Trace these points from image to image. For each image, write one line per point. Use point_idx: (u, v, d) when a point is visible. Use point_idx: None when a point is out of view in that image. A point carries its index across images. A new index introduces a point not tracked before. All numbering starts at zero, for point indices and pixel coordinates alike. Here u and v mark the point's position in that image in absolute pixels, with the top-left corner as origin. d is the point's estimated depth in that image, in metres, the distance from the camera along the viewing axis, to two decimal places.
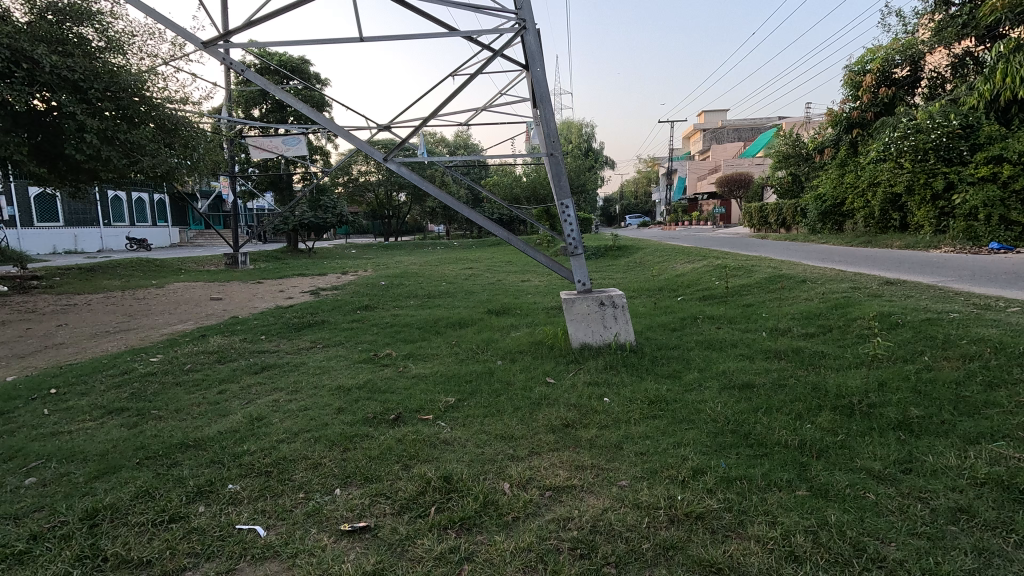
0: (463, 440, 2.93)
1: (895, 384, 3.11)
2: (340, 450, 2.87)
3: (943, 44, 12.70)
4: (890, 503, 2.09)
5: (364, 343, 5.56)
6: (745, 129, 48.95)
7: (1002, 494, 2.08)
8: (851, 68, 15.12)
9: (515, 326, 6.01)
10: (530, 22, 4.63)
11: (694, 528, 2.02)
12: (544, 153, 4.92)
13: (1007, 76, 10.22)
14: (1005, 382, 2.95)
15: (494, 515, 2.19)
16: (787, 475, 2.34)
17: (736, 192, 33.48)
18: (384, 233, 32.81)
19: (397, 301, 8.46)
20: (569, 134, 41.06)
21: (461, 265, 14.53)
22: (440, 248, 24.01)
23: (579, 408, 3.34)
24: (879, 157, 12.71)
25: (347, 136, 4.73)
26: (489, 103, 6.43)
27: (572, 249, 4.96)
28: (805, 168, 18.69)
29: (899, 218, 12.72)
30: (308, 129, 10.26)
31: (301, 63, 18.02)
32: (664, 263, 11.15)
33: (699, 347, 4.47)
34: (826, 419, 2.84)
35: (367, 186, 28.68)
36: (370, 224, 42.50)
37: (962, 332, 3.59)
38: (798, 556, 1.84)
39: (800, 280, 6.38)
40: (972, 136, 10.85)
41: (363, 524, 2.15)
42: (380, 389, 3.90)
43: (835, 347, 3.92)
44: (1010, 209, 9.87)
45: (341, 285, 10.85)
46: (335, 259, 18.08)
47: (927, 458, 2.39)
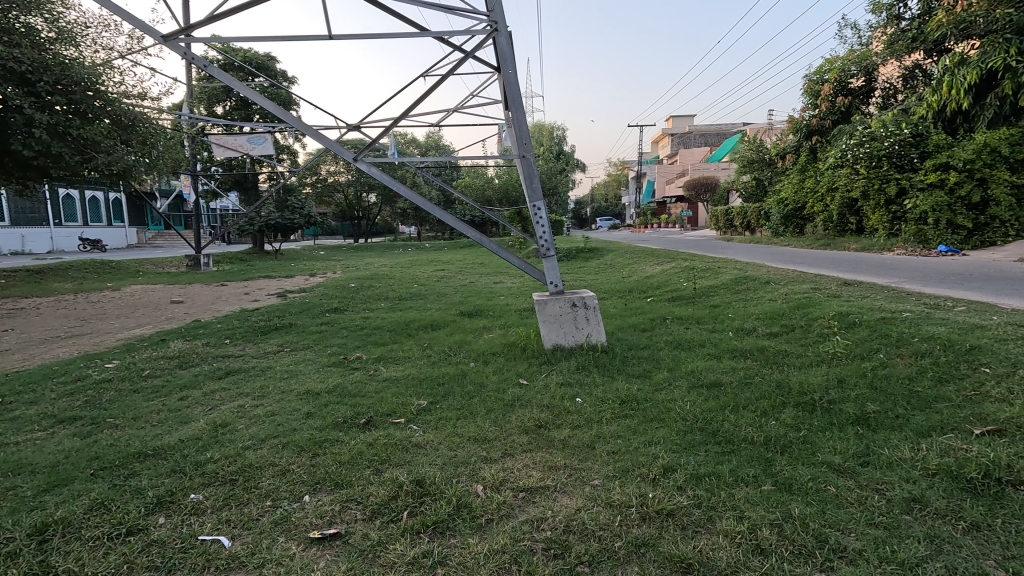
0: (436, 443, 2.90)
1: (853, 380, 3.24)
2: (309, 456, 2.81)
3: (895, 56, 13.30)
4: (849, 495, 2.18)
5: (333, 346, 5.46)
6: (712, 134, 50.67)
7: (952, 484, 2.18)
8: (810, 77, 15.72)
9: (488, 328, 6.01)
10: (502, 24, 4.64)
11: (665, 525, 2.06)
12: (516, 155, 4.92)
13: (952, 89, 10.92)
14: (954, 376, 3.11)
15: (467, 518, 2.18)
16: (754, 471, 2.40)
17: (703, 195, 34.27)
18: (354, 235, 32.28)
19: (368, 303, 8.36)
20: (540, 136, 41.30)
21: (433, 266, 14.44)
22: (412, 248, 23.81)
23: (552, 408, 3.36)
24: (836, 164, 13.27)
25: (315, 135, 4.63)
26: (461, 104, 6.42)
27: (544, 251, 4.98)
28: (768, 173, 19.31)
29: (856, 221, 13.30)
30: (273, 127, 10.04)
31: (268, 60, 17.63)
32: (633, 265, 11.32)
33: (668, 347, 4.56)
34: (789, 416, 2.94)
35: (337, 186, 28.21)
36: (339, 224, 41.78)
37: (913, 331, 3.77)
38: (764, 549, 1.89)
39: (764, 281, 6.62)
40: (922, 144, 11.40)
41: (333, 531, 2.11)
42: (351, 393, 3.84)
43: (798, 346, 4.05)
44: (956, 214, 10.47)
45: (310, 287, 10.60)
46: (303, 261, 17.70)
47: (883, 451, 2.50)
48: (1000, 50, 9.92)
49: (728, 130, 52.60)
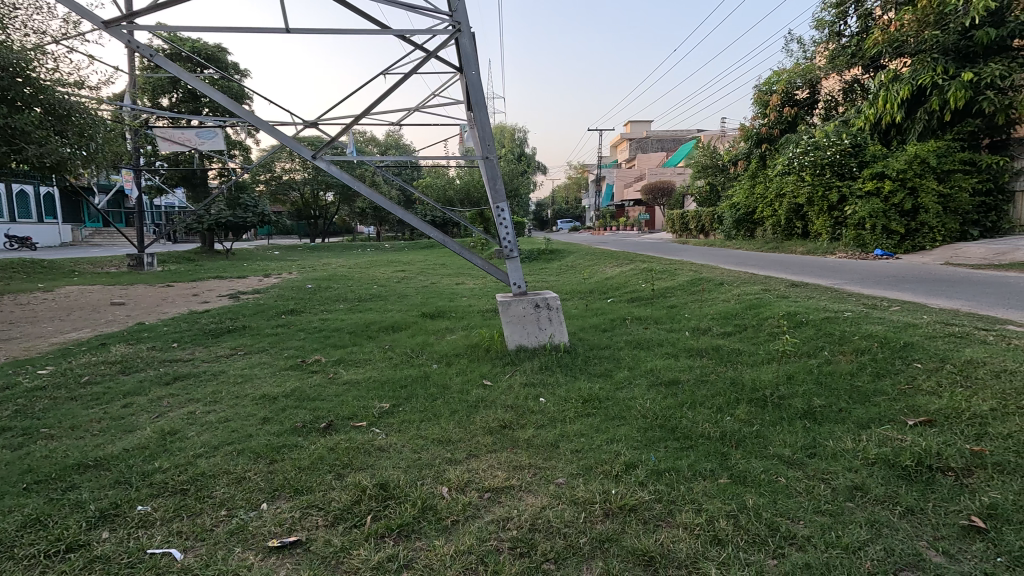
0: (400, 446, 2.87)
1: (801, 377, 3.42)
2: (266, 462, 2.72)
3: (836, 70, 14.11)
4: (798, 485, 2.30)
5: (290, 349, 5.29)
6: (668, 140, 52.51)
7: (889, 472, 2.34)
8: (759, 88, 16.48)
9: (451, 329, 5.99)
10: (465, 25, 4.63)
11: (628, 520, 2.11)
12: (479, 156, 4.92)
13: (887, 103, 11.58)
14: (889, 372, 3.32)
15: (432, 520, 2.16)
16: (710, 465, 2.50)
17: (660, 200, 35.39)
18: (310, 234, 31.39)
19: (326, 305, 8.16)
20: (502, 138, 41.32)
21: (394, 267, 14.26)
22: (371, 249, 23.38)
23: (516, 408, 3.38)
24: (784, 171, 13.94)
25: (271, 131, 4.49)
26: (422, 103, 6.34)
27: (507, 252, 5.00)
28: (721, 179, 20.05)
29: (802, 226, 13.96)
30: (224, 122, 9.65)
31: (218, 51, 16.92)
32: (593, 266, 11.56)
33: (628, 347, 4.67)
34: (743, 412, 3.07)
35: (292, 185, 27.36)
36: (295, 224, 40.53)
37: (854, 329, 4.01)
38: (721, 539, 1.97)
39: (717, 282, 6.90)
40: (860, 154, 12.15)
41: (293, 539, 2.05)
42: (310, 397, 3.74)
43: (750, 344, 4.25)
44: (890, 220, 11.20)
45: (264, 288, 10.27)
46: (256, 261, 17.07)
47: (828, 442, 2.65)
48: (929, 68, 10.70)
49: (683, 136, 54.33)
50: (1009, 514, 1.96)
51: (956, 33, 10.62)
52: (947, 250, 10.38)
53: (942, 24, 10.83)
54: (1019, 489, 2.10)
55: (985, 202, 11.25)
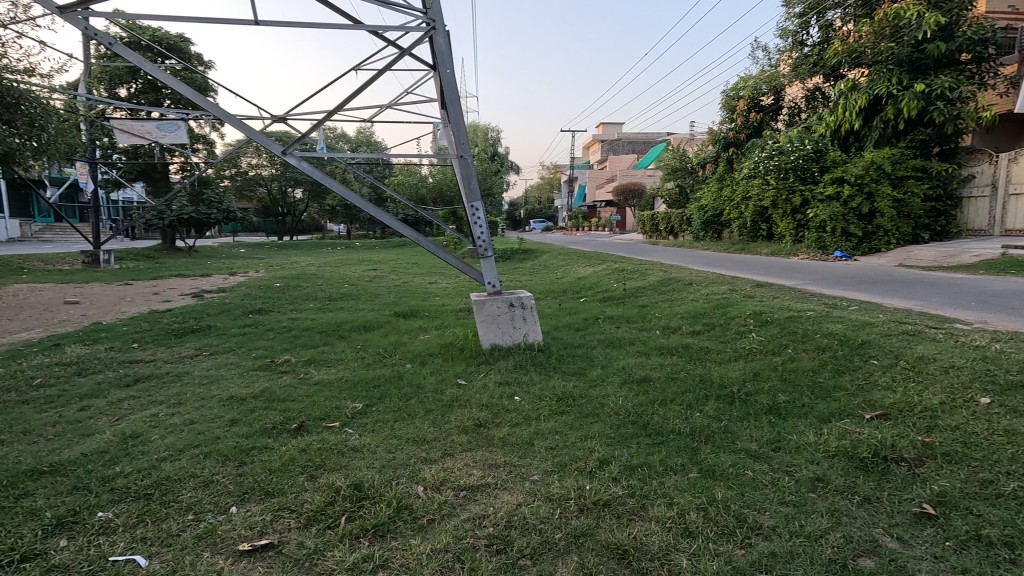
0: (374, 446, 2.84)
1: (766, 373, 3.54)
2: (235, 465, 2.65)
3: (799, 78, 14.59)
4: (764, 477, 2.38)
5: (259, 349, 5.16)
6: (638, 142, 53.41)
7: (848, 463, 2.45)
8: (727, 93, 16.88)
9: (424, 328, 5.96)
10: (440, 24, 4.61)
11: (601, 515, 2.15)
12: (453, 154, 4.89)
13: (846, 111, 12.07)
14: (848, 368, 3.47)
15: (408, 519, 2.16)
16: (681, 460, 2.56)
17: (631, 202, 35.95)
18: (278, 232, 30.61)
19: (295, 304, 7.99)
20: (475, 137, 41.14)
21: (365, 266, 14.05)
22: (341, 247, 22.95)
23: (491, 407, 3.39)
24: (750, 174, 14.34)
25: (239, 125, 4.38)
26: (395, 101, 6.28)
27: (481, 251, 5.00)
28: (690, 181, 20.48)
29: (766, 228, 14.37)
30: (188, 115, 9.31)
31: (180, 41, 16.33)
32: (566, 266, 11.66)
33: (601, 345, 4.74)
34: (712, 408, 3.16)
35: (258, 181, 26.60)
36: (262, 221, 39.45)
37: (816, 327, 4.18)
38: (692, 531, 2.02)
39: (686, 282, 7.06)
40: (821, 159, 12.62)
41: (265, 542, 2.01)
42: (280, 398, 3.66)
43: (718, 342, 4.37)
44: (849, 223, 11.68)
45: (230, 287, 9.97)
46: (221, 259, 16.55)
47: (792, 436, 2.75)
48: (885, 79, 11.23)
49: (653, 139, 55.24)
50: (956, 501, 2.09)
51: (910, 46, 11.15)
52: (900, 252, 10.90)
53: (898, 37, 11.39)
54: (966, 477, 2.23)
55: (935, 207, 11.82)
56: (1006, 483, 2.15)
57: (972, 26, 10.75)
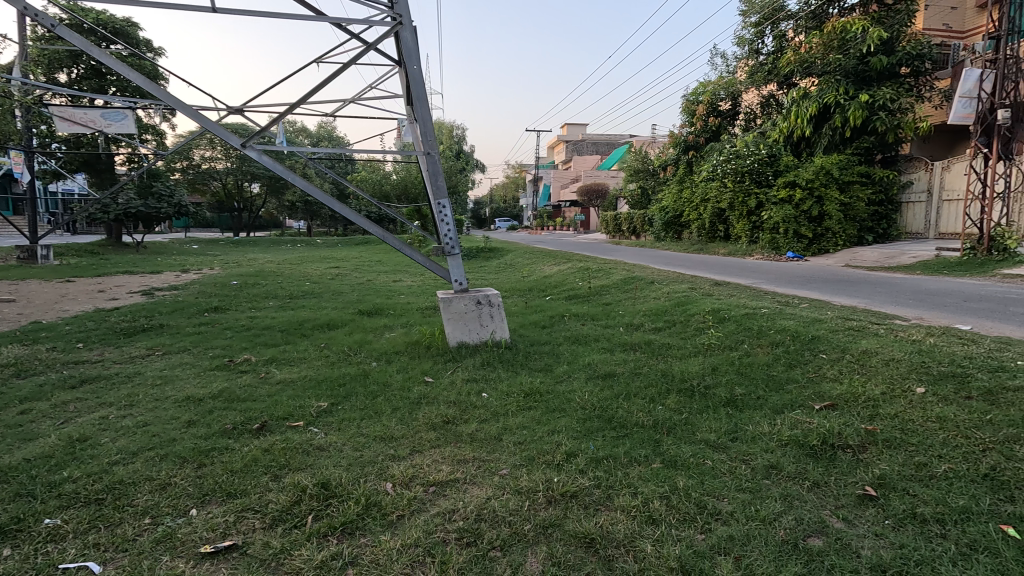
0: (340, 445, 2.80)
1: (724, 368, 3.70)
2: (194, 467, 2.57)
3: (755, 85, 15.18)
4: (722, 466, 2.49)
5: (216, 349, 4.99)
6: (602, 143, 54.27)
7: (799, 451, 2.59)
8: (688, 97, 17.39)
9: (390, 326, 5.89)
10: (406, 19, 4.58)
11: (569, 506, 2.20)
12: (420, 151, 4.86)
13: (798, 117, 12.66)
14: (799, 362, 3.66)
15: (377, 516, 2.14)
16: (644, 451, 2.65)
17: (595, 202, 36.48)
18: (233, 228, 29.46)
19: (253, 302, 7.71)
20: (440, 134, 40.74)
21: (326, 264, 13.69)
22: (301, 245, 22.29)
23: (459, 404, 3.40)
24: (709, 177, 14.81)
25: (195, 116, 4.22)
26: (359, 95, 6.17)
27: (448, 249, 4.99)
28: (652, 183, 20.94)
29: (724, 229, 14.87)
30: (136, 103, 8.82)
31: (127, 26, 15.48)
32: (532, 265, 11.74)
33: (567, 342, 4.82)
34: (673, 401, 3.28)
35: (212, 174, 25.52)
36: (215, 216, 37.85)
37: (771, 324, 4.38)
38: (655, 519, 2.10)
39: (650, 281, 7.24)
40: (775, 164, 13.17)
41: (228, 543, 1.97)
42: (240, 398, 3.56)
43: (679, 338, 4.53)
44: (801, 225, 12.23)
45: (183, 284, 9.54)
46: (172, 255, 15.78)
47: (748, 427, 2.89)
48: (833, 89, 11.86)
49: (616, 141, 56.18)
50: (894, 483, 2.25)
51: (856, 58, 11.78)
52: (846, 253, 11.53)
53: (844, 49, 12.04)
54: (904, 461, 2.40)
55: (878, 211, 12.51)
56: (938, 465, 2.32)
57: (910, 42, 11.47)
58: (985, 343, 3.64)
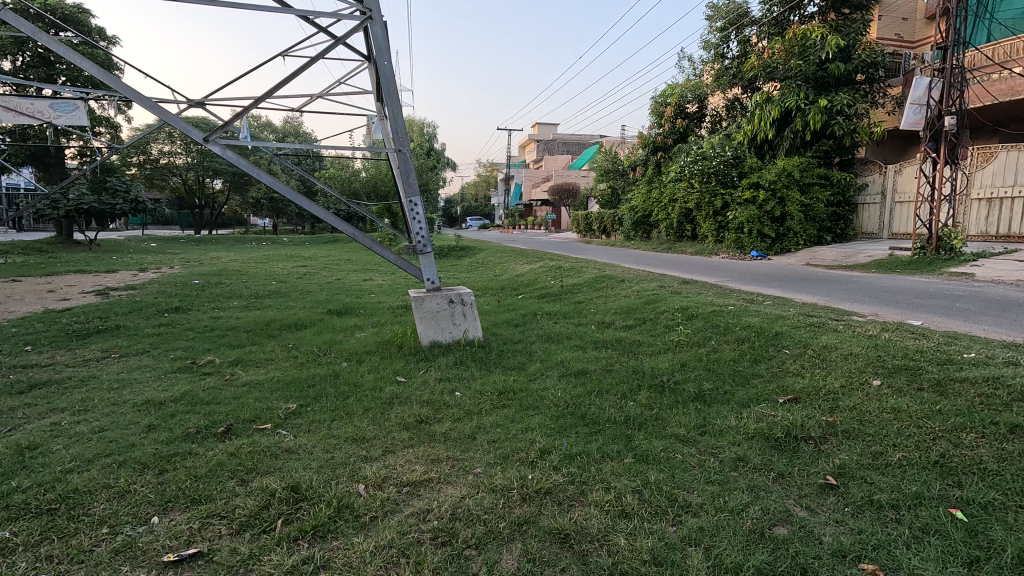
0: (310, 447, 2.75)
1: (693, 364, 3.79)
2: (155, 473, 2.47)
3: (720, 88, 15.56)
4: (692, 459, 2.56)
5: (178, 350, 4.81)
6: (573, 143, 54.72)
7: (764, 443, 2.68)
8: (656, 99, 17.69)
9: (360, 326, 5.80)
10: (376, 13, 4.50)
11: (544, 502, 2.22)
12: (391, 148, 4.79)
13: (762, 120, 13.04)
14: (763, 357, 3.79)
15: (350, 518, 2.11)
16: (617, 447, 2.69)
17: (566, 201, 36.73)
18: (194, 225, 28.45)
19: (217, 302, 7.47)
20: (411, 131, 40.30)
21: (293, 263, 13.39)
22: (266, 244, 21.67)
23: (432, 403, 3.38)
24: (677, 177, 15.11)
25: (154, 108, 4.04)
26: (327, 90, 6.03)
27: (420, 247, 4.95)
28: (621, 183, 21.23)
29: (691, 229, 15.20)
30: (88, 92, 8.33)
31: (77, 13, 14.72)
32: (504, 264, 11.72)
33: (540, 340, 4.85)
34: (644, 397, 3.34)
35: (172, 169, 24.55)
36: (175, 213, 36.53)
37: (736, 321, 4.51)
38: (628, 513, 2.13)
39: (620, 279, 7.33)
40: (740, 165, 13.54)
41: (193, 551, 1.90)
42: (204, 401, 3.44)
43: (649, 335, 4.61)
44: (764, 225, 12.62)
45: (140, 283, 9.14)
46: (128, 254, 15.10)
47: (716, 421, 2.96)
48: (794, 94, 12.29)
49: (586, 141, 56.86)
50: (853, 472, 2.35)
51: (815, 64, 12.21)
52: (807, 253, 11.95)
53: (805, 55, 12.47)
54: (862, 451, 2.51)
55: (836, 212, 13.02)
56: (893, 454, 2.44)
57: (865, 50, 11.98)
58: (934, 338, 3.84)
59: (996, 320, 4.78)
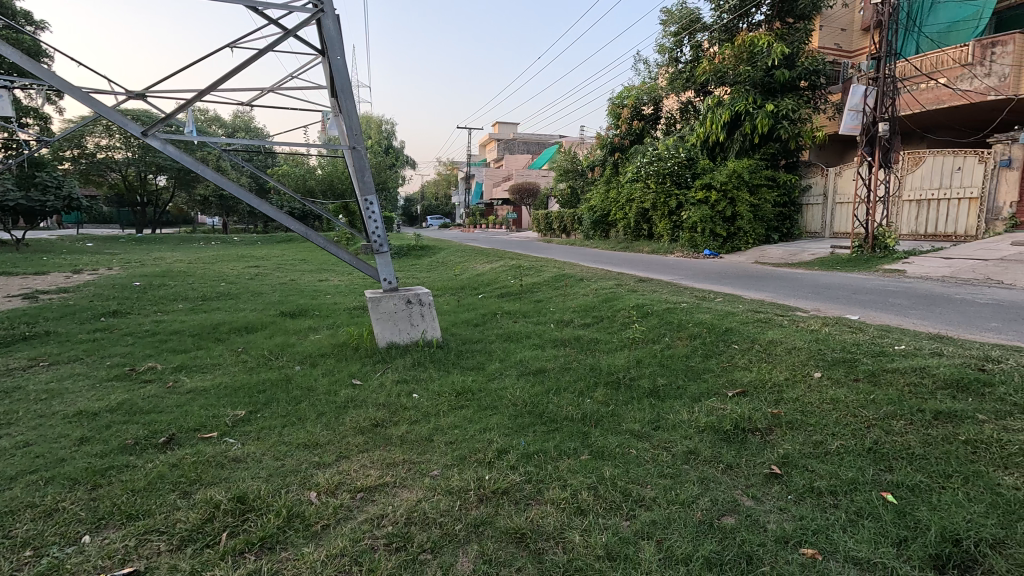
0: (259, 455, 2.64)
1: (648, 360, 3.88)
2: (86, 489, 2.31)
3: (674, 92, 16.01)
4: (645, 454, 2.61)
5: (115, 357, 4.52)
6: (533, 143, 55.07)
7: (714, 436, 2.77)
8: (613, 100, 18.00)
9: (315, 328, 5.63)
10: (328, 6, 4.38)
11: (500, 503, 2.21)
12: (346, 146, 4.66)
13: (713, 123, 13.49)
14: (715, 353, 3.92)
15: (300, 528, 2.04)
16: (574, 444, 2.72)
17: (526, 201, 36.91)
18: (135, 224, 26.91)
19: (159, 304, 7.09)
20: (368, 128, 39.51)
21: (244, 263, 12.87)
22: (215, 243, 20.77)
23: (389, 406, 3.31)
24: (633, 178, 15.44)
25: (85, 99, 3.78)
26: (278, 85, 5.82)
27: (376, 247, 4.85)
28: (581, 183, 21.53)
29: (647, 228, 15.57)
30: (10, 80, 7.67)
31: None
32: (465, 263, 11.66)
33: (499, 339, 4.84)
34: (600, 394, 3.39)
35: (110, 165, 23.09)
36: (114, 210, 34.48)
37: (689, 317, 4.65)
38: (583, 509, 2.16)
39: (579, 278, 7.42)
40: (693, 166, 13.97)
41: (128, 570, 1.79)
42: (144, 410, 3.25)
43: (606, 333, 4.69)
44: (716, 225, 13.07)
45: (74, 286, 8.55)
46: (60, 254, 14.08)
47: (670, 416, 3.05)
48: (743, 98, 12.80)
49: (545, 141, 57.33)
50: (796, 461, 2.46)
51: (762, 70, 12.75)
52: (755, 251, 12.45)
53: (753, 62, 13.00)
54: (803, 440, 2.64)
55: (782, 212, 13.64)
56: (832, 442, 2.57)
57: (808, 58, 12.60)
58: (869, 331, 4.08)
59: (923, 314, 5.12)
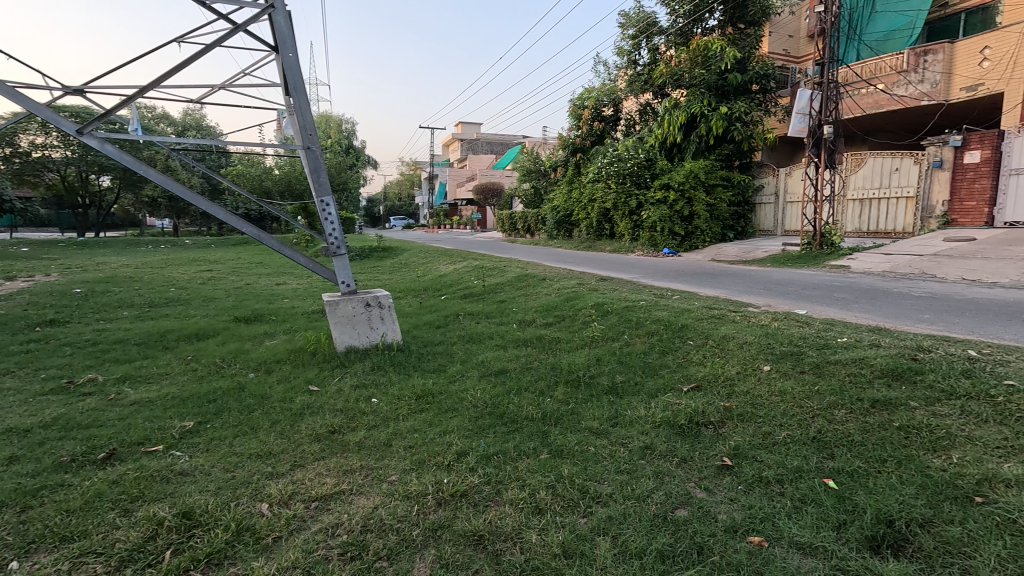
0: (208, 467, 2.54)
1: (607, 358, 3.94)
2: (15, 511, 2.17)
3: (633, 93, 16.33)
4: (603, 451, 2.65)
5: (51, 369, 4.24)
6: (497, 143, 55.14)
7: (670, 430, 2.84)
8: (574, 101, 18.20)
9: (270, 333, 5.46)
10: (279, 2, 4.25)
11: (459, 505, 2.20)
12: (300, 145, 4.52)
13: (670, 125, 13.83)
14: (672, 349, 4.02)
15: (250, 541, 1.97)
16: (533, 444, 2.74)
17: (491, 201, 36.94)
18: (76, 227, 25.44)
19: (102, 312, 6.70)
20: (327, 127, 38.58)
21: (196, 267, 12.32)
22: (165, 246, 19.82)
23: (346, 412, 3.25)
24: (595, 178, 15.66)
25: (11, 94, 3.54)
26: (229, 82, 5.60)
27: (334, 249, 4.73)
28: (544, 183, 21.69)
29: (609, 228, 15.85)
30: None
31: None
32: (429, 264, 11.56)
33: (461, 341, 4.82)
34: (560, 393, 3.42)
35: (47, 164, 21.71)
36: (53, 213, 32.43)
37: (647, 315, 4.75)
38: (542, 508, 2.17)
39: (542, 278, 7.48)
40: (652, 167, 14.29)
41: None
42: (82, 424, 3.07)
43: (567, 332, 4.74)
44: (675, 224, 13.41)
45: (6, 294, 7.98)
46: None
47: (628, 412, 3.11)
48: (699, 101, 13.17)
49: (509, 142, 57.54)
50: (745, 452, 2.55)
51: (716, 74, 13.17)
52: (712, 249, 12.85)
53: (707, 65, 13.41)
54: (752, 432, 2.74)
55: (737, 211, 14.13)
56: (779, 433, 2.68)
57: (758, 63, 13.09)
58: (815, 324, 4.28)
59: (866, 307, 5.39)
